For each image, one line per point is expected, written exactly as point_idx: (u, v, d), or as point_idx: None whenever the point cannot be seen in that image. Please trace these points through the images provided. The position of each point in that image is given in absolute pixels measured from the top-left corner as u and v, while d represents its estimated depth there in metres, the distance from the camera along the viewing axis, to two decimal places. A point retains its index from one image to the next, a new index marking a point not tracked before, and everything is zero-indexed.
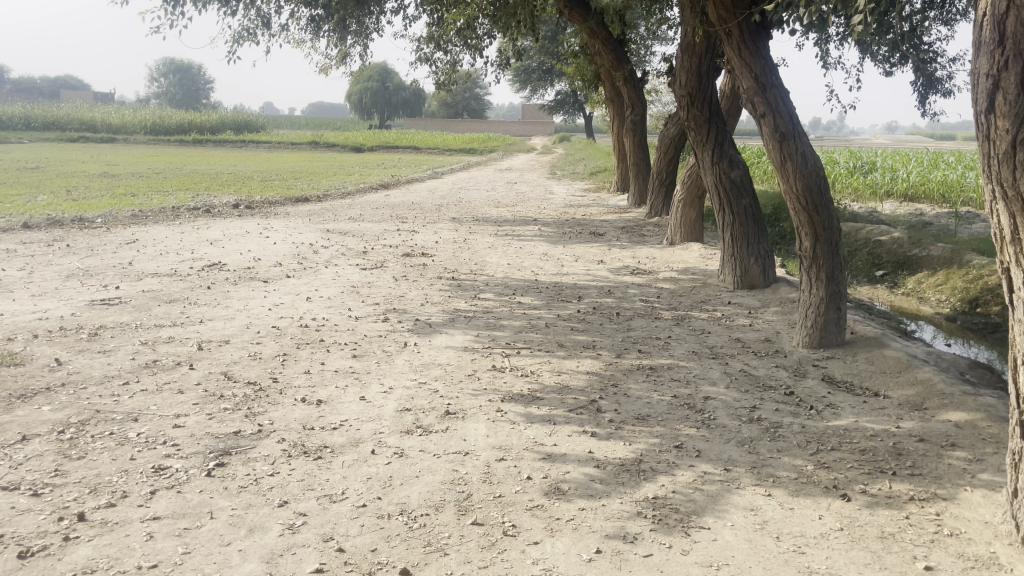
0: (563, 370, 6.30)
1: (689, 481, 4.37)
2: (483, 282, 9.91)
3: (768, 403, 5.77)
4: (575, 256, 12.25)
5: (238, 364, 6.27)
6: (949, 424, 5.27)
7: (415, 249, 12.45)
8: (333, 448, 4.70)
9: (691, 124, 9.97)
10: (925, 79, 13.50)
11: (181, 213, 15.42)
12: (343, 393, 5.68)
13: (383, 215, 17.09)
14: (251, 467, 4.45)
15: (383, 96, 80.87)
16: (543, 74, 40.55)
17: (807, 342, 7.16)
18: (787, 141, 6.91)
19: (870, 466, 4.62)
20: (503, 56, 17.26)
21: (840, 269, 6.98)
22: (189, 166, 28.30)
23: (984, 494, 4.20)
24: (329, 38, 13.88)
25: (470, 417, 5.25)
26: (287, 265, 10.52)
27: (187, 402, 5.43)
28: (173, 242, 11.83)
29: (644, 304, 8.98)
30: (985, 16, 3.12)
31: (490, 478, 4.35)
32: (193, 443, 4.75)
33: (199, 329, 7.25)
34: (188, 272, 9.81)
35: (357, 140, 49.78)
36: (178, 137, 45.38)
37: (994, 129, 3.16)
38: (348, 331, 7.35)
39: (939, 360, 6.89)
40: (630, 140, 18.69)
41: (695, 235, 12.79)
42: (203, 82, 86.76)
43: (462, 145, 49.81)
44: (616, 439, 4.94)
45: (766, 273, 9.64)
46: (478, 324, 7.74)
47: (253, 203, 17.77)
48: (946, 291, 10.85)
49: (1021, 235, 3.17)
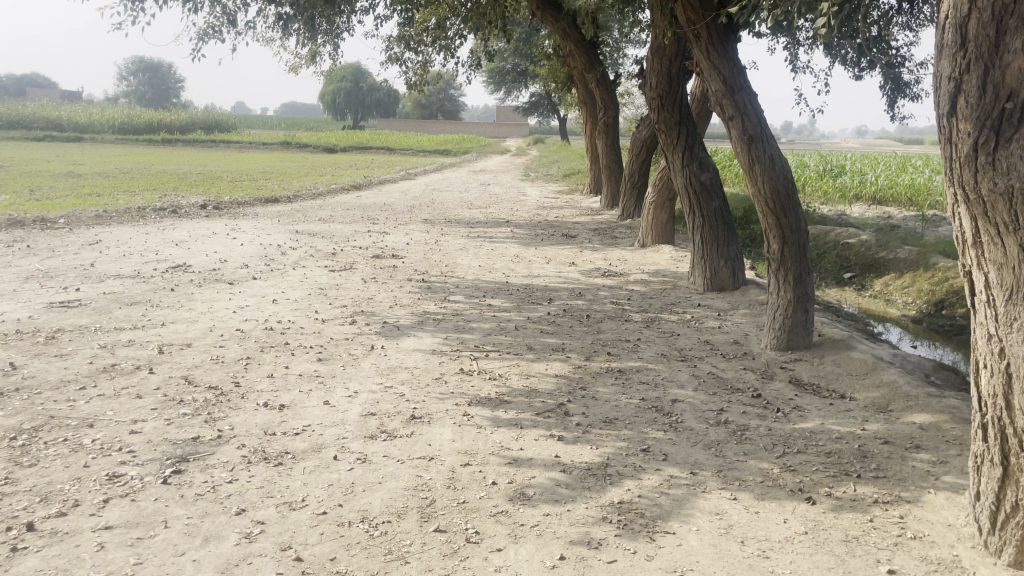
0: (531, 373, 6.25)
1: (655, 485, 4.34)
2: (453, 284, 9.84)
3: (736, 406, 5.76)
4: (546, 258, 12.22)
5: (200, 368, 6.13)
6: (914, 426, 5.29)
7: (385, 251, 12.34)
8: (294, 454, 4.61)
9: (661, 127, 9.96)
10: (894, 83, 13.63)
11: (147, 213, 15.18)
12: (307, 397, 5.58)
13: (353, 216, 16.94)
14: (209, 473, 4.34)
15: (357, 97, 80.39)
16: (517, 76, 40.59)
17: (775, 345, 7.18)
18: (756, 144, 6.90)
19: (835, 469, 4.62)
20: (475, 57, 17.17)
21: (808, 272, 7.01)
22: (157, 166, 27.86)
23: (947, 496, 4.21)
24: (299, 37, 13.73)
25: (436, 421, 5.18)
26: (254, 267, 10.36)
27: (145, 407, 5.29)
28: (137, 243, 11.62)
29: (614, 307, 8.96)
30: (947, 19, 3.10)
31: (454, 484, 4.28)
32: (150, 450, 4.63)
33: (160, 332, 7.10)
34: (152, 273, 9.62)
35: (330, 141, 49.43)
36: (146, 136, 44.73)
37: (956, 132, 3.15)
38: (314, 334, 7.24)
39: (905, 362, 6.93)
40: (603, 142, 18.68)
41: (667, 238, 12.82)
42: (174, 81, 85.80)
43: (436, 147, 49.68)
44: (583, 443, 4.90)
45: (736, 276, 9.67)
46: (447, 327, 7.67)
47: (222, 204, 17.54)
48: (913, 293, 10.97)
49: (983, 239, 3.17)
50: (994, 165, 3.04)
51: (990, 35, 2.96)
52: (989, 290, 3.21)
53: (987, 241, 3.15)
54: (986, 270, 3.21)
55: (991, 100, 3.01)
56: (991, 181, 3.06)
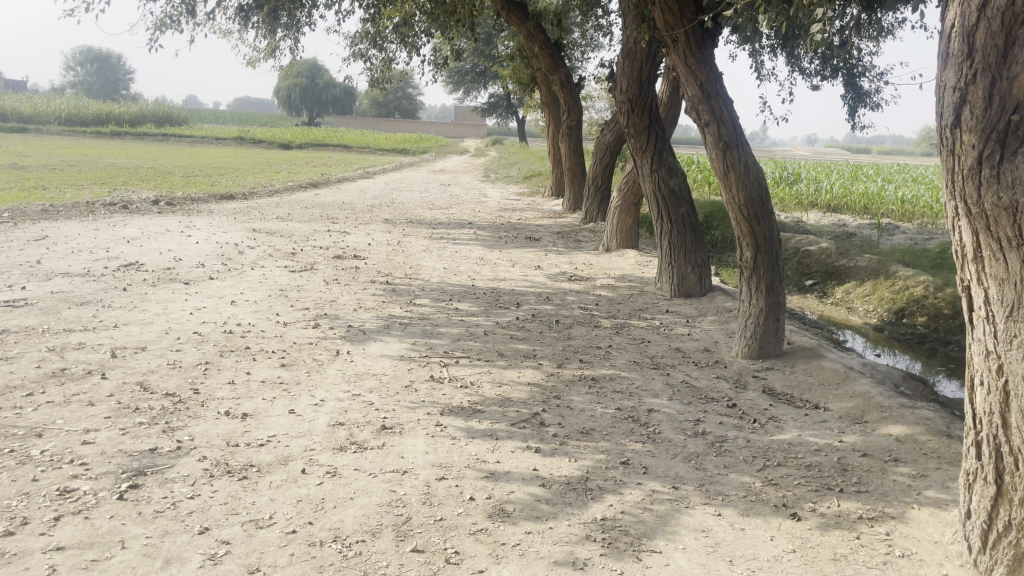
0: (504, 381, 6.09)
1: (638, 500, 4.21)
2: (419, 287, 9.63)
3: (712, 416, 5.68)
4: (511, 261, 12.07)
5: (156, 374, 5.83)
6: (891, 438, 5.25)
7: (347, 251, 12.07)
8: (260, 467, 4.37)
9: (631, 131, 9.88)
10: (854, 92, 13.75)
11: (97, 208, 14.64)
12: (271, 406, 5.33)
13: (312, 215, 16.58)
14: (168, 489, 4.08)
15: (313, 93, 79.25)
16: (477, 75, 40.41)
17: (746, 352, 7.14)
18: (731, 150, 6.83)
19: (817, 483, 4.55)
20: (439, 56, 16.95)
21: (779, 280, 6.96)
22: (106, 159, 27.02)
23: (931, 512, 4.16)
24: (258, 29, 13.35)
25: (408, 432, 4.97)
26: (211, 267, 10.00)
27: (97, 416, 4.99)
28: (87, 240, 11.15)
29: (582, 312, 8.84)
30: (954, 28, 3.05)
31: (430, 499, 4.10)
32: (104, 462, 4.35)
33: (112, 334, 6.76)
34: (103, 271, 9.23)
35: (285, 137, 48.61)
36: (94, 128, 43.44)
37: (960, 144, 3.09)
38: (276, 338, 6.97)
39: (875, 372, 6.94)
40: (566, 144, 18.58)
41: (631, 242, 12.76)
42: (123, 72, 83.69)
43: (394, 146, 49.22)
44: (561, 455, 4.75)
45: (703, 282, 9.64)
46: (414, 331, 7.46)
47: (174, 199, 17.01)
48: (874, 301, 11.06)
49: (983, 253, 3.12)
50: (999, 179, 2.98)
51: (998, 45, 2.91)
52: (988, 306, 3.15)
53: (988, 256, 3.09)
54: (986, 285, 3.15)
55: (996, 112, 2.96)
56: (995, 195, 3.00)
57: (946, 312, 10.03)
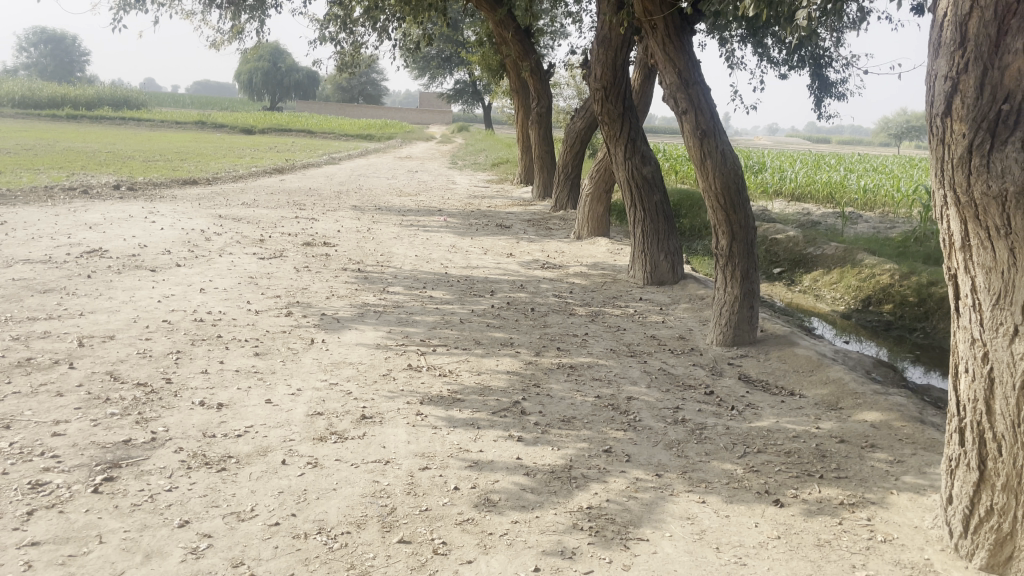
0: (482, 370, 6.05)
1: (622, 489, 4.20)
2: (391, 275, 9.54)
3: (690, 403, 5.70)
4: (483, 249, 12.00)
5: (126, 363, 5.68)
6: (866, 424, 5.32)
7: (316, 238, 11.91)
8: (238, 458, 4.28)
9: (605, 118, 9.85)
10: (821, 82, 13.86)
11: (56, 193, 14.26)
12: (246, 396, 5.23)
13: (278, 201, 16.34)
14: (144, 481, 3.98)
15: (274, 77, 77.98)
16: (443, 61, 40.14)
17: (721, 340, 7.19)
18: (708, 139, 6.84)
19: (798, 469, 4.59)
20: (409, 41, 16.76)
21: (754, 268, 7.01)
22: (63, 143, 26.31)
23: (910, 497, 4.22)
24: (223, 8, 13.04)
25: (388, 421, 4.92)
26: (177, 253, 9.78)
27: (67, 407, 4.85)
28: (47, 226, 10.84)
29: (557, 300, 8.83)
30: (946, 16, 3.06)
31: (414, 490, 4.06)
32: (76, 454, 4.22)
33: (78, 323, 6.57)
34: (65, 258, 8.97)
35: (248, 122, 47.81)
36: (48, 111, 42.23)
37: (950, 133, 3.11)
38: (248, 327, 6.84)
39: (847, 359, 7.03)
40: (536, 132, 18.51)
41: (602, 231, 12.77)
42: (78, 53, 81.56)
43: (359, 131, 48.74)
44: (544, 444, 4.74)
45: (676, 270, 9.68)
46: (389, 319, 7.39)
47: (136, 184, 16.63)
48: (841, 289, 11.22)
49: (971, 243, 3.16)
50: (989, 168, 3.01)
51: (991, 34, 2.94)
52: (975, 294, 3.19)
53: (976, 245, 3.13)
54: (972, 274, 3.19)
55: (988, 101, 2.99)
56: (984, 183, 3.03)
57: (912, 299, 10.20)
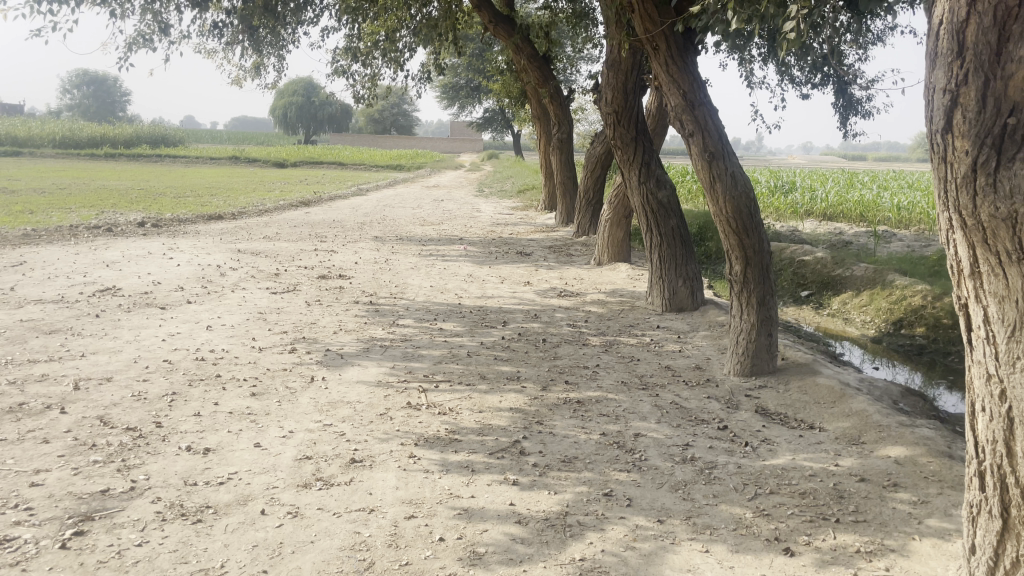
0: (484, 407, 5.81)
1: (620, 537, 3.93)
2: (403, 307, 9.39)
3: (701, 440, 5.40)
4: (500, 277, 11.81)
5: (118, 407, 5.55)
6: (889, 461, 4.98)
7: (332, 270, 11.81)
8: (216, 509, 4.10)
9: (617, 143, 9.65)
10: (845, 99, 13.52)
11: (80, 231, 14.41)
12: (235, 439, 5.06)
13: (300, 233, 16.36)
14: (115, 535, 3.81)
15: (307, 111, 79.26)
16: (471, 90, 40.61)
17: (738, 370, 6.87)
18: (717, 161, 6.58)
19: (812, 512, 4.27)
20: (426, 70, 16.73)
21: (771, 294, 6.71)
22: (97, 181, 26.73)
23: (933, 544, 3.91)
24: (239, 44, 13.13)
25: (379, 465, 4.71)
26: (189, 290, 9.74)
27: (51, 454, 4.72)
28: (65, 264, 10.90)
29: (571, 330, 8.57)
30: (942, 24, 2.82)
31: (397, 541, 3.83)
32: (51, 506, 4.07)
33: (78, 364, 6.48)
34: (77, 298, 8.96)
35: (279, 155, 48.54)
36: (88, 150, 43.17)
37: (952, 150, 2.85)
38: (249, 365, 6.71)
39: (872, 388, 6.67)
40: (557, 158, 18.35)
41: (623, 256, 12.51)
42: (118, 94, 83.80)
43: (390, 162, 49.24)
44: (540, 488, 4.49)
45: (695, 296, 9.36)
46: (394, 354, 7.21)
47: (162, 221, 16.78)
48: (871, 311, 10.79)
49: (981, 268, 2.87)
50: (995, 188, 2.74)
51: (991, 42, 2.68)
52: (988, 325, 2.89)
53: (987, 272, 2.84)
54: (984, 303, 2.90)
55: (991, 115, 2.72)
56: (991, 206, 2.76)
57: (946, 321, 9.79)
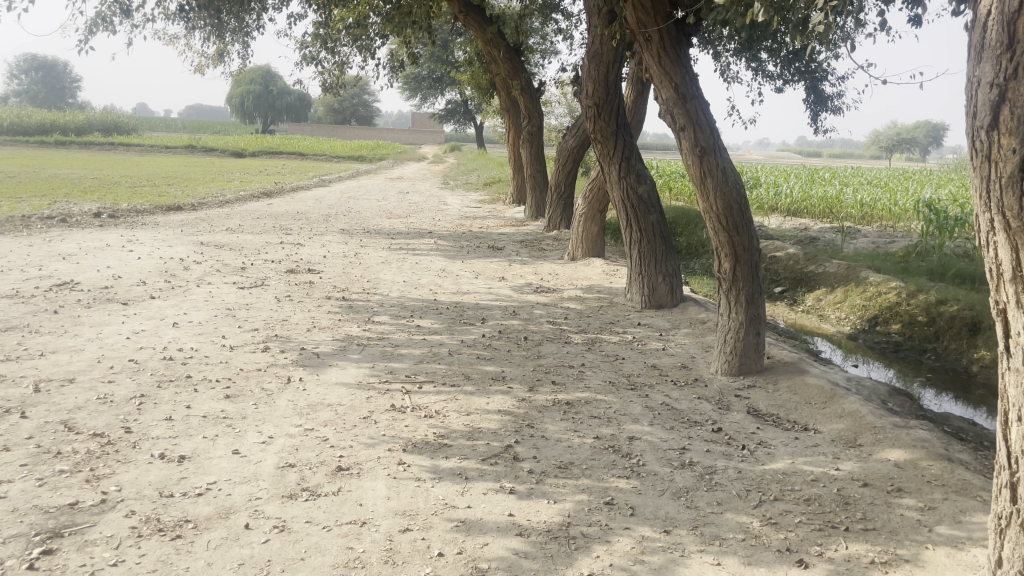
0: (472, 410, 5.59)
1: (628, 550, 3.75)
2: (377, 303, 9.11)
3: (697, 443, 5.25)
4: (474, 272, 11.57)
5: (84, 411, 5.21)
6: (889, 464, 4.89)
7: (300, 264, 11.46)
8: (197, 523, 3.83)
9: (598, 136, 9.49)
10: (816, 95, 13.49)
11: (32, 222, 13.79)
12: (211, 446, 4.77)
13: (264, 226, 15.89)
14: (87, 554, 3.52)
15: (266, 100, 77.77)
16: (435, 82, 40.11)
17: (726, 370, 6.74)
18: (708, 156, 6.43)
19: (820, 520, 4.14)
20: (395, 59, 16.35)
21: (759, 292, 6.59)
22: (48, 170, 25.78)
23: (948, 553, 3.80)
24: (202, 29, 12.67)
25: (367, 474, 4.47)
26: (152, 284, 9.33)
27: (12, 464, 4.38)
28: (19, 257, 10.38)
29: (551, 327, 8.38)
30: (991, 15, 2.70)
31: (392, 558, 3.60)
32: (14, 522, 3.75)
33: (37, 365, 6.10)
34: (33, 292, 8.51)
35: (238, 145, 47.51)
36: (39, 137, 41.72)
37: (997, 148, 2.72)
38: (220, 364, 6.39)
39: (860, 387, 6.60)
40: (527, 150, 18.12)
41: (597, 251, 12.33)
42: (69, 79, 81.33)
43: (352, 152, 48.59)
44: (538, 496, 4.29)
45: (674, 292, 9.22)
46: (373, 353, 6.94)
47: (119, 211, 16.16)
48: (845, 308, 10.79)
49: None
50: None
51: None
52: None
53: None
54: None
55: None
56: None
57: (921, 318, 9.83)
